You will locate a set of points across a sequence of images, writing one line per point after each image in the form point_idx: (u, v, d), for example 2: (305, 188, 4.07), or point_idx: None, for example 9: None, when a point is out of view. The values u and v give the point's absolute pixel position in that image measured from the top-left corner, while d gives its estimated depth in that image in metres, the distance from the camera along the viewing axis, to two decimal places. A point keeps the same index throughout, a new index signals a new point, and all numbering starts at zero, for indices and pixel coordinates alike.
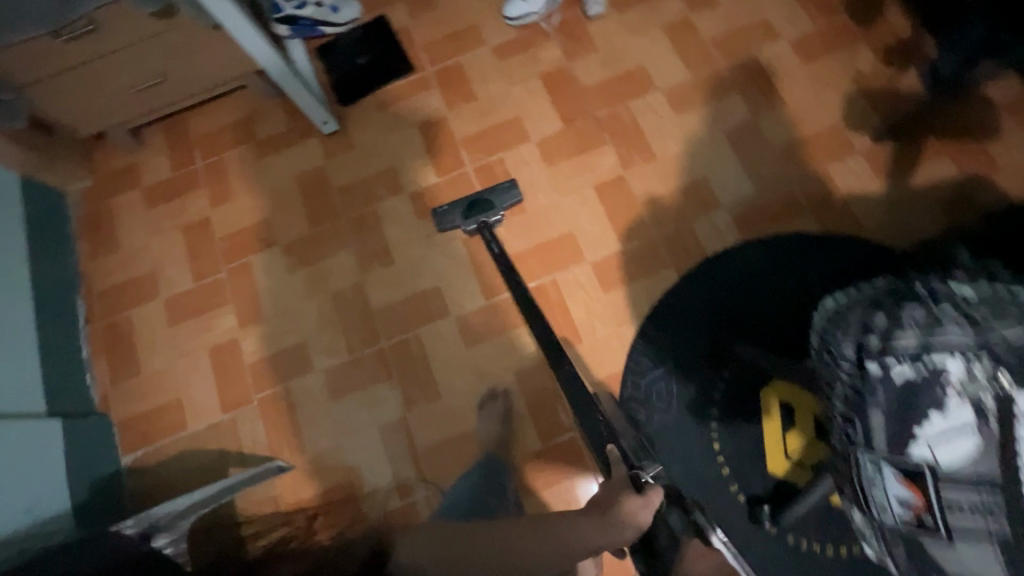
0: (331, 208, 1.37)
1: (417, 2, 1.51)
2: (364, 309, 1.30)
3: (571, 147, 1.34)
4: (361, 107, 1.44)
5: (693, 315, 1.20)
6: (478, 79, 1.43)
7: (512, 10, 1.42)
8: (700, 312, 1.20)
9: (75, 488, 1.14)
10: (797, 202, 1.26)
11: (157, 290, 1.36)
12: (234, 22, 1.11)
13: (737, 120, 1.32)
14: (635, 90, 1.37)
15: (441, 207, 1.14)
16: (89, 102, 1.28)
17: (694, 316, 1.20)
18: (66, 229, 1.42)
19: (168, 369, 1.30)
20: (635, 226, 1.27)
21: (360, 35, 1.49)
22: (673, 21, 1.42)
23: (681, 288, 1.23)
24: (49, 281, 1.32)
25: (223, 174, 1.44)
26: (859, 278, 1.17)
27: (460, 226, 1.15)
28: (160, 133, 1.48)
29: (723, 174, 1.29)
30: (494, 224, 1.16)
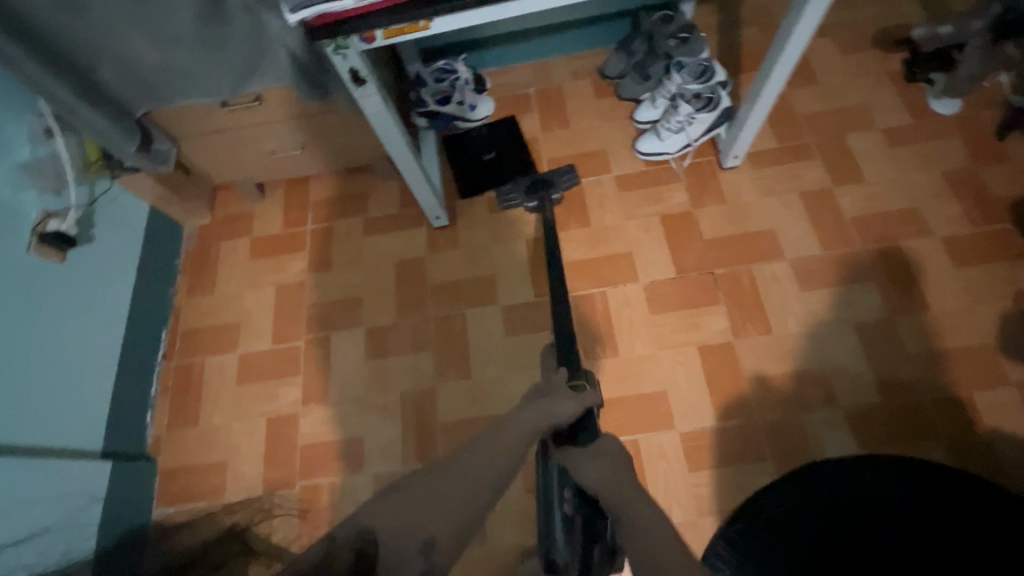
0: (422, 302, 1.35)
1: (551, 116, 1.53)
2: (428, 416, 1.24)
3: (679, 297, 1.27)
4: (474, 206, 1.44)
5: (785, 530, 1.04)
6: (595, 204, 1.40)
7: (643, 146, 1.41)
8: (794, 529, 1.03)
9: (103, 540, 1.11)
10: (931, 424, 1.09)
11: (238, 343, 1.37)
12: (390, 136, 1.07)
13: (871, 311, 1.20)
14: (759, 253, 1.29)
15: (505, 188, 1.33)
16: (231, 158, 1.35)
17: (785, 535, 1.03)
18: (173, 262, 1.47)
19: (225, 427, 1.28)
20: (736, 403, 1.16)
21: (489, 132, 1.51)
22: (813, 188, 1.34)
23: (774, 490, 1.08)
24: (144, 312, 1.35)
25: (327, 242, 1.46)
26: (1000, 541, 0.99)
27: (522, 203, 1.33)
28: (282, 189, 1.54)
29: (845, 369, 1.16)
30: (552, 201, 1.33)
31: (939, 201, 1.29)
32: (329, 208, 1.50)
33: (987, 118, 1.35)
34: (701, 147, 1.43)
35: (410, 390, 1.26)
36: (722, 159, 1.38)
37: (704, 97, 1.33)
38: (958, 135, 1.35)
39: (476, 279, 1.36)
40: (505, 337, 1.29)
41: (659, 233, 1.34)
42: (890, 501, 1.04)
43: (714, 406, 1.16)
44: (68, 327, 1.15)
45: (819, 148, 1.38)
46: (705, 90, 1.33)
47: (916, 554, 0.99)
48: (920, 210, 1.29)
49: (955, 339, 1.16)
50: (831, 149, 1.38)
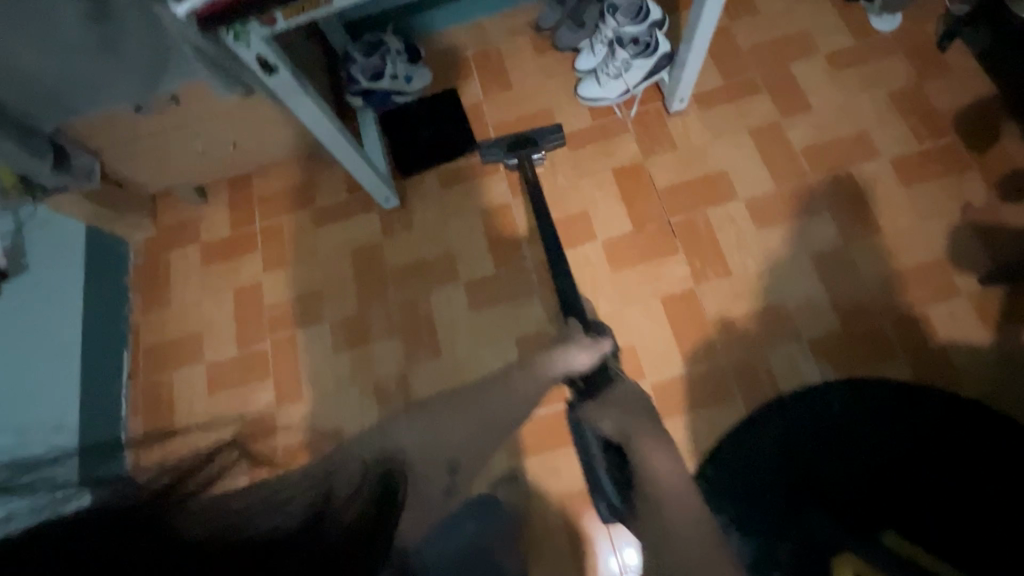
0: (383, 288, 1.33)
1: (492, 80, 1.48)
2: (404, 401, 1.24)
3: (640, 251, 1.26)
4: (424, 184, 1.40)
5: (860, 436, 1.06)
6: (547, 167, 1.37)
7: (584, 95, 1.37)
8: (868, 440, 1.06)
9: None
10: (891, 343, 1.13)
11: (202, 353, 1.35)
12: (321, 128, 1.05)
13: (825, 242, 1.21)
14: (713, 197, 1.28)
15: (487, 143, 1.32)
16: (160, 165, 1.29)
17: (818, 436, 1.07)
18: (123, 280, 1.42)
19: (202, 439, 1.28)
20: (704, 349, 1.17)
21: (428, 105, 1.46)
22: (761, 123, 1.32)
23: (780, 406, 1.11)
24: (102, 335, 1.32)
25: (279, 240, 1.42)
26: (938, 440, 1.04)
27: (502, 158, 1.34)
28: (224, 190, 1.48)
29: (806, 303, 1.18)
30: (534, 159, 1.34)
31: (887, 121, 1.28)
32: (275, 204, 1.45)
33: (926, 31, 1.34)
34: (647, 93, 1.39)
35: (385, 380, 1.26)
36: (668, 105, 1.35)
37: (640, 42, 1.29)
38: (900, 52, 1.33)
39: (436, 260, 1.34)
40: (472, 315, 1.28)
41: (613, 188, 1.33)
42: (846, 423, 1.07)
43: (683, 354, 1.18)
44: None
45: (764, 80, 1.36)
46: (643, 33, 1.28)
47: (866, 459, 1.05)
48: (869, 134, 1.28)
49: (908, 260, 1.18)
50: (776, 80, 1.36)
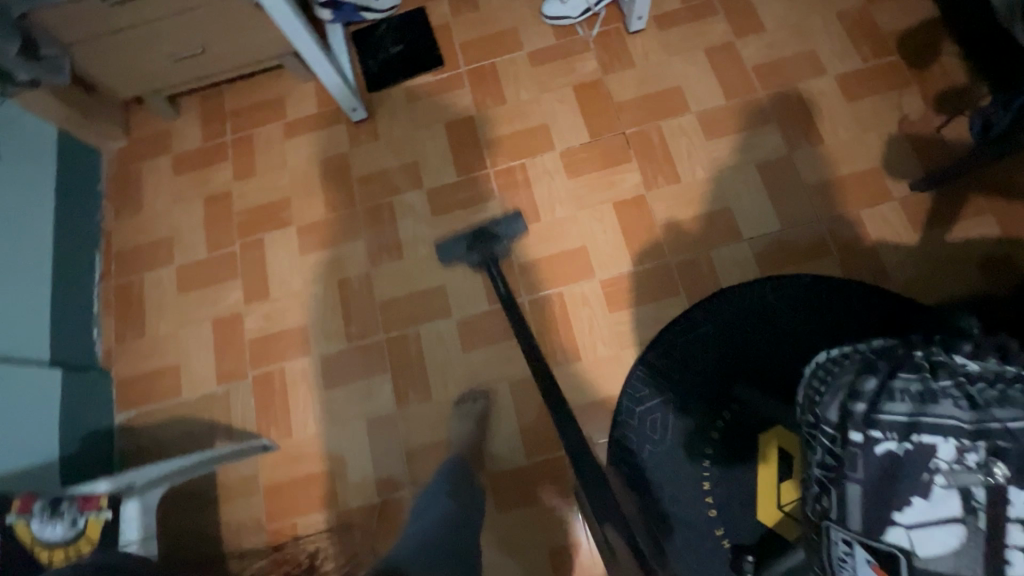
0: (349, 195, 1.38)
1: (460, 1, 1.51)
2: (367, 298, 1.30)
3: (596, 160, 1.32)
4: (390, 99, 1.44)
5: (781, 327, 1.14)
6: (510, 84, 1.42)
7: (547, 14, 1.41)
8: (788, 330, 1.13)
9: (65, 441, 1.16)
10: (824, 243, 1.20)
11: (173, 256, 1.39)
12: (275, 5, 1.12)
13: (770, 152, 1.27)
14: (667, 111, 1.34)
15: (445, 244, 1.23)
16: (131, 67, 1.32)
17: (740, 327, 1.15)
18: (95, 187, 1.45)
19: (173, 334, 1.33)
20: (651, 250, 1.24)
21: (397, 24, 1.50)
22: (716, 42, 1.38)
23: (725, 295, 1.18)
24: (74, 234, 1.35)
25: (249, 150, 1.45)
26: (869, 324, 1.12)
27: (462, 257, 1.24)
28: (196, 103, 1.51)
29: (748, 209, 1.24)
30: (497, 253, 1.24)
31: (834, 41, 1.34)
32: (246, 117, 1.48)
33: None
34: (609, 14, 1.44)
35: (349, 280, 1.32)
36: (628, 25, 1.40)
37: None
38: None
39: (401, 170, 1.38)
40: (433, 221, 1.33)
41: (572, 103, 1.38)
42: (782, 310, 1.15)
43: (631, 255, 1.24)
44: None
45: (721, 2, 1.41)
46: None
47: (796, 340, 1.12)
48: (817, 53, 1.34)
49: (845, 169, 1.24)
50: (733, 2, 1.40)
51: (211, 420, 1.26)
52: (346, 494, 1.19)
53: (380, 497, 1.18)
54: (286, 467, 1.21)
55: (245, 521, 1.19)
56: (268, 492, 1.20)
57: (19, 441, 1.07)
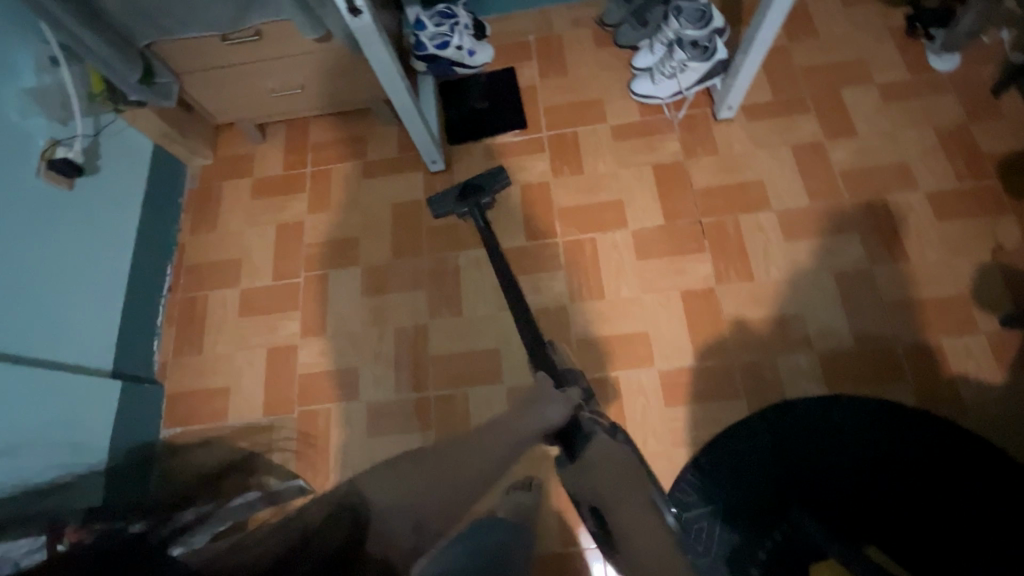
0: (417, 243, 1.40)
1: (550, 65, 1.54)
2: (421, 350, 1.30)
3: (668, 244, 1.30)
4: (470, 153, 1.46)
5: (846, 449, 1.08)
6: (590, 154, 1.42)
7: (637, 90, 1.42)
8: (850, 443, 1.09)
9: (112, 454, 1.17)
10: (900, 366, 1.15)
11: (240, 278, 1.42)
12: (379, 58, 1.16)
13: (851, 262, 1.24)
14: (746, 203, 1.32)
15: (435, 194, 1.26)
16: (232, 98, 1.38)
17: (801, 442, 1.10)
18: (177, 200, 1.50)
19: (228, 356, 1.35)
20: (715, 346, 1.21)
21: (485, 81, 1.53)
22: (805, 141, 1.35)
23: (788, 408, 1.13)
24: (152, 246, 1.40)
25: (327, 185, 1.49)
26: (941, 465, 1.06)
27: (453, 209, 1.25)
28: (282, 132, 1.57)
29: (822, 317, 1.20)
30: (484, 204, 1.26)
31: (930, 155, 1.30)
32: (328, 151, 1.52)
33: (981, 76, 1.36)
34: (698, 97, 1.43)
35: (405, 327, 1.32)
36: (717, 111, 1.39)
37: (701, 47, 1.33)
38: (952, 92, 1.35)
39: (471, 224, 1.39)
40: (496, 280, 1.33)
41: (650, 182, 1.37)
42: (848, 435, 1.10)
43: (693, 347, 1.22)
44: (61, 252, 1.15)
45: (814, 100, 1.39)
46: (704, 38, 1.33)
47: (861, 470, 1.07)
48: (910, 166, 1.30)
49: (930, 292, 1.20)
50: (827, 103, 1.38)
51: None
52: None
53: None
54: None
55: None
56: None
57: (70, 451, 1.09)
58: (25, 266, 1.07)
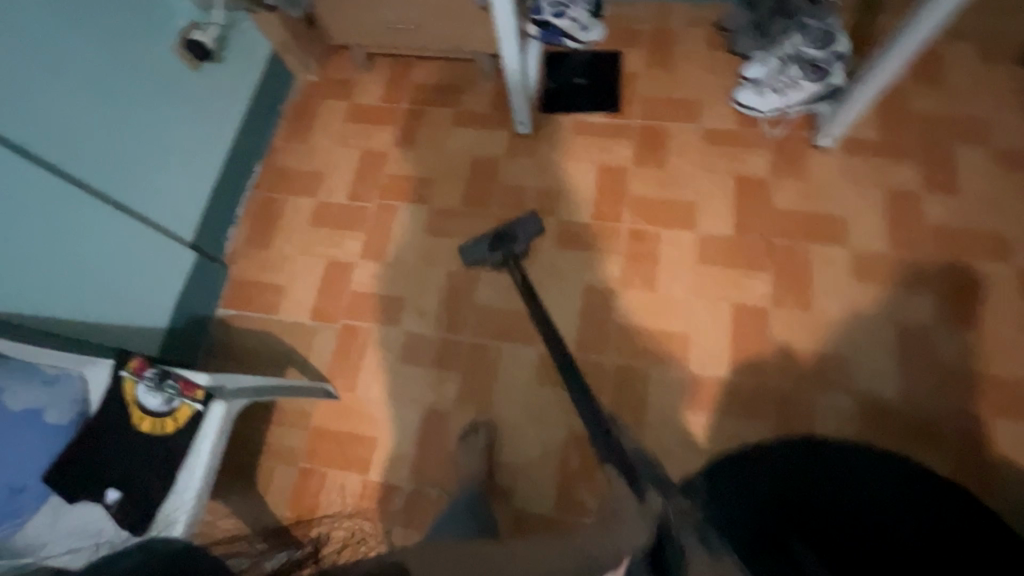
0: (487, 198, 1.44)
1: (657, 58, 1.53)
2: (466, 297, 1.34)
3: (732, 256, 1.29)
4: (558, 124, 1.49)
5: (860, 489, 0.97)
6: (676, 152, 1.42)
7: (739, 99, 1.40)
8: (866, 487, 0.97)
9: (175, 315, 1.27)
10: (943, 430, 1.11)
11: (317, 191, 1.51)
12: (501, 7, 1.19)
13: (917, 318, 1.19)
14: (822, 236, 1.29)
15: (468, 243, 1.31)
16: (353, 21, 1.45)
17: (807, 474, 1.00)
18: (278, 107, 1.59)
19: (289, 258, 1.44)
20: (752, 365, 1.20)
21: (589, 59, 1.54)
22: (900, 188, 1.31)
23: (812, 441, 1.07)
24: (248, 141, 1.50)
25: (416, 124, 1.55)
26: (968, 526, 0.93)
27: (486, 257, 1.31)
28: (387, 65, 1.63)
29: (873, 365, 1.17)
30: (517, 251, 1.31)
31: None
32: (425, 93, 1.58)
33: None
34: (800, 120, 1.40)
35: (457, 273, 1.37)
36: (816, 136, 1.36)
37: (816, 66, 1.31)
38: None
39: (543, 192, 1.42)
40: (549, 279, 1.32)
41: (729, 193, 1.36)
42: (866, 481, 0.98)
43: (731, 360, 1.21)
44: (171, 123, 1.24)
45: (921, 149, 1.33)
46: (822, 58, 1.31)
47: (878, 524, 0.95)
48: (1006, 238, 1.24)
49: (995, 368, 1.14)
50: (935, 155, 1.33)
51: (290, 347, 1.35)
52: (381, 466, 1.23)
53: (408, 482, 1.21)
54: (339, 418, 1.27)
55: (285, 450, 1.25)
56: (315, 432, 1.26)
57: (140, 300, 1.19)
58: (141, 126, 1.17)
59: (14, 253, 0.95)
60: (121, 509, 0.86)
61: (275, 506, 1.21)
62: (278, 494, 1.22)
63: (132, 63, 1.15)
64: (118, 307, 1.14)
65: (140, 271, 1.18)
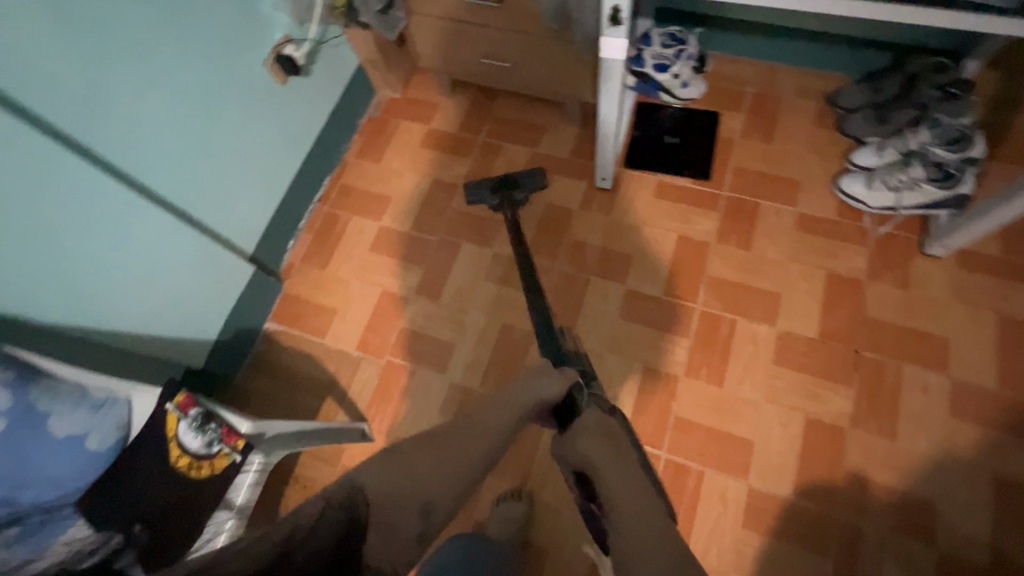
0: (554, 251, 1.36)
1: (758, 126, 1.42)
2: (518, 356, 1.28)
3: (812, 362, 1.18)
4: (640, 183, 1.40)
5: None
6: (764, 234, 1.31)
7: (844, 186, 1.29)
8: None
9: (224, 329, 1.26)
10: None
11: (381, 215, 1.47)
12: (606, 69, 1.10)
13: (1015, 472, 1.07)
14: (918, 356, 1.16)
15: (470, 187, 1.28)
16: (445, 48, 1.40)
17: None
18: (355, 122, 1.56)
19: (344, 282, 1.40)
20: (818, 488, 1.10)
21: (684, 117, 1.45)
22: (1018, 318, 1.16)
23: None
24: (321, 156, 1.47)
25: (492, 159, 1.49)
26: None
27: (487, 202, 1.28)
28: (470, 93, 1.57)
29: (955, 518, 1.05)
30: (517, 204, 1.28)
31: None
32: (505, 128, 1.51)
33: None
34: (909, 221, 1.27)
35: (512, 327, 1.31)
36: (927, 243, 1.23)
37: (944, 172, 1.17)
38: None
39: (614, 255, 1.34)
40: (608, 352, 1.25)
41: (818, 290, 1.24)
42: None
43: (794, 480, 1.11)
44: (252, 139, 1.23)
45: None
46: (953, 163, 1.16)
47: None
48: None
49: None
50: None
51: (332, 376, 1.31)
52: None
53: None
54: None
55: (311, 485, 1.21)
56: (342, 471, 1.22)
57: (194, 315, 1.17)
58: (227, 141, 1.17)
59: (86, 269, 0.94)
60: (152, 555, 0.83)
61: None
62: None
63: (222, 80, 1.12)
64: (170, 322, 1.12)
65: (197, 286, 1.16)
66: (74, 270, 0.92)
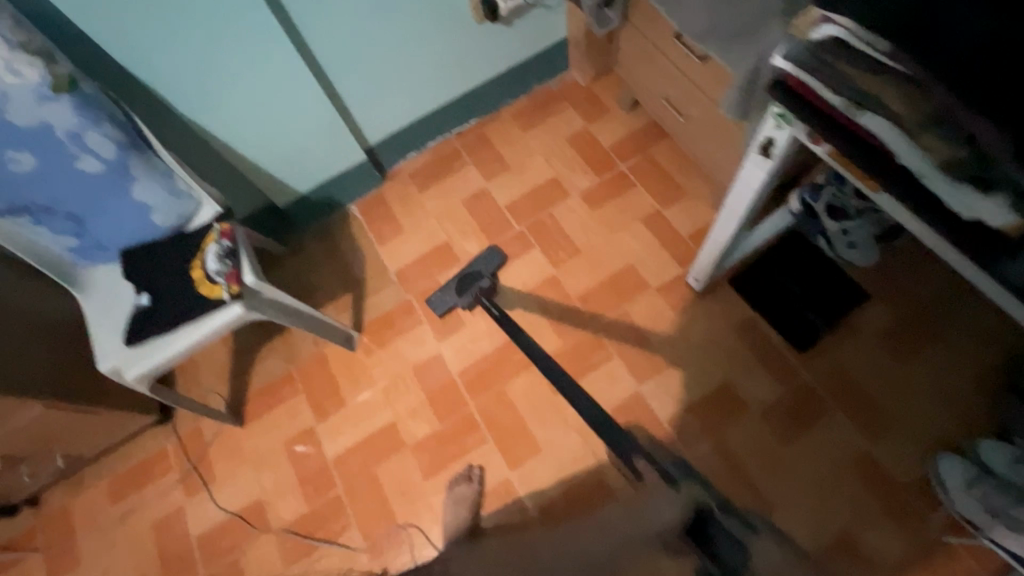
0: (603, 310, 1.30)
1: (902, 339, 1.17)
2: (503, 375, 1.28)
3: None
4: (728, 307, 1.25)
5: None
6: (811, 445, 1.12)
7: (938, 468, 1.04)
8: None
9: (315, 189, 1.41)
10: None
11: (492, 179, 1.49)
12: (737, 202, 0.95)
13: None
14: None
15: (439, 294, 1.28)
16: (641, 68, 1.32)
17: None
18: (531, 85, 1.56)
19: (424, 213, 1.48)
20: None
21: (831, 273, 1.23)
22: None
23: None
24: (481, 98, 1.51)
25: (616, 191, 1.41)
26: None
27: (458, 301, 1.27)
28: (645, 119, 1.48)
29: None
30: (485, 288, 1.26)
31: None
32: (649, 171, 1.42)
33: None
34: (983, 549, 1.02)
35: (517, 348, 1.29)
36: None
37: None
38: None
39: (650, 354, 1.24)
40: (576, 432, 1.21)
41: (817, 536, 1.06)
42: None
43: None
44: (422, 51, 1.29)
45: None
46: None
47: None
48: None
49: None
50: None
51: (363, 280, 1.43)
52: (329, 429, 1.29)
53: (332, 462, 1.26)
54: (341, 364, 1.34)
55: (291, 349, 1.37)
56: (318, 356, 1.36)
57: (296, 164, 1.31)
58: (397, 48, 1.25)
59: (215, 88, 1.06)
60: (140, 315, 1.00)
61: (252, 379, 1.35)
62: (260, 373, 1.36)
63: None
64: (276, 164, 1.28)
65: (310, 146, 1.29)
66: (205, 83, 1.05)
